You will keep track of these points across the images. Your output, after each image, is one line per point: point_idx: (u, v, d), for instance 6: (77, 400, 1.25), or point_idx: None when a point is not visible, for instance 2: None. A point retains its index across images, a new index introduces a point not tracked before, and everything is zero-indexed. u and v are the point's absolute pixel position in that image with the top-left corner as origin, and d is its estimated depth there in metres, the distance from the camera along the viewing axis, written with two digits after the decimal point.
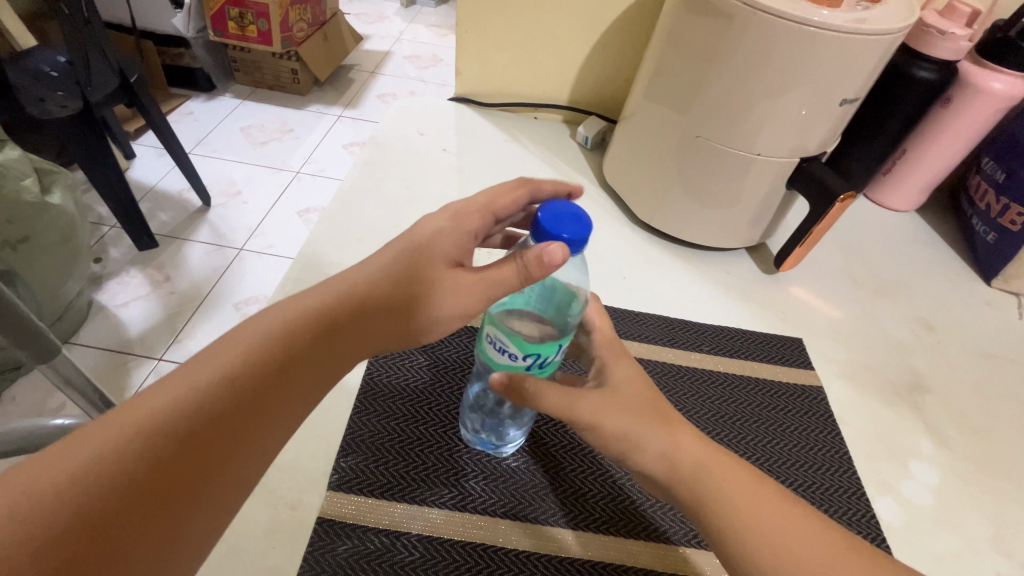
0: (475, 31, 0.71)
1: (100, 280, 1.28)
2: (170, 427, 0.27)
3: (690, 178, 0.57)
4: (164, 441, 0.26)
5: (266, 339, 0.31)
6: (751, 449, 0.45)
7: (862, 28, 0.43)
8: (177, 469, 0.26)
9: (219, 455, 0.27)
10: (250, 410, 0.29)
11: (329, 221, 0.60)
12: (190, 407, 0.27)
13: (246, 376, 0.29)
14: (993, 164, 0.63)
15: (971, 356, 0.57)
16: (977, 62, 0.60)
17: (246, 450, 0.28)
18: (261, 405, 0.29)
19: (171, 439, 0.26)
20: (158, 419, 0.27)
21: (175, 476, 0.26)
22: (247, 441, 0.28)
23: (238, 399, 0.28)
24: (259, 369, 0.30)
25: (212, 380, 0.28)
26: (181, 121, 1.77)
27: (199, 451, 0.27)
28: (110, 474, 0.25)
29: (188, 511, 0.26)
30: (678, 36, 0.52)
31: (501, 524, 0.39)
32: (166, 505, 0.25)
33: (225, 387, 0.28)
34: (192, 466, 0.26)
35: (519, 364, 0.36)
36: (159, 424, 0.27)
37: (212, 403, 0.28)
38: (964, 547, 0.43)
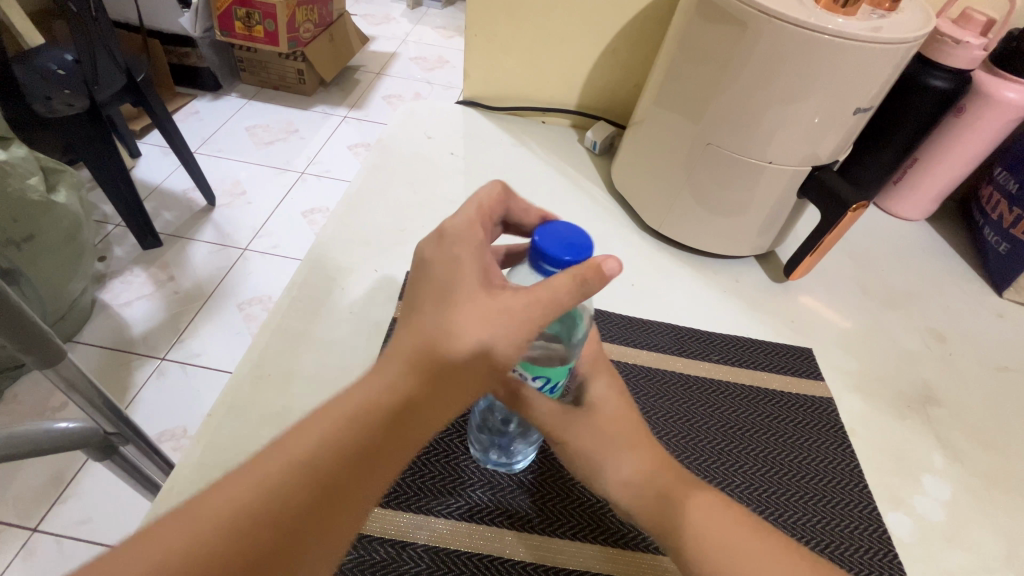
0: (483, 35, 0.70)
1: (104, 279, 1.28)
2: (257, 511, 0.24)
3: (700, 185, 0.57)
4: (292, 483, 0.25)
5: (358, 400, 0.27)
6: (760, 461, 0.45)
7: (877, 36, 0.43)
8: (305, 510, 0.25)
9: (346, 495, 0.26)
10: (374, 444, 0.27)
11: (335, 224, 0.59)
12: (279, 485, 0.25)
13: (369, 411, 0.27)
14: (1006, 175, 0.62)
15: (984, 369, 0.57)
16: (991, 72, 0.59)
17: (369, 486, 0.27)
18: (387, 437, 0.27)
19: (262, 524, 0.24)
20: (288, 456, 0.26)
21: (260, 560, 0.24)
22: (371, 476, 0.27)
23: (364, 434, 0.27)
24: (381, 400, 0.27)
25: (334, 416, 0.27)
26: (186, 121, 1.77)
27: (329, 491, 0.26)
28: (239, 519, 0.24)
29: (314, 548, 0.25)
30: (690, 43, 0.51)
31: (507, 536, 0.38)
32: (292, 546, 0.25)
33: (328, 446, 0.26)
34: (316, 510, 0.25)
35: (530, 385, 0.35)
36: (286, 463, 0.26)
37: (337, 440, 0.26)
38: (978, 565, 0.42)
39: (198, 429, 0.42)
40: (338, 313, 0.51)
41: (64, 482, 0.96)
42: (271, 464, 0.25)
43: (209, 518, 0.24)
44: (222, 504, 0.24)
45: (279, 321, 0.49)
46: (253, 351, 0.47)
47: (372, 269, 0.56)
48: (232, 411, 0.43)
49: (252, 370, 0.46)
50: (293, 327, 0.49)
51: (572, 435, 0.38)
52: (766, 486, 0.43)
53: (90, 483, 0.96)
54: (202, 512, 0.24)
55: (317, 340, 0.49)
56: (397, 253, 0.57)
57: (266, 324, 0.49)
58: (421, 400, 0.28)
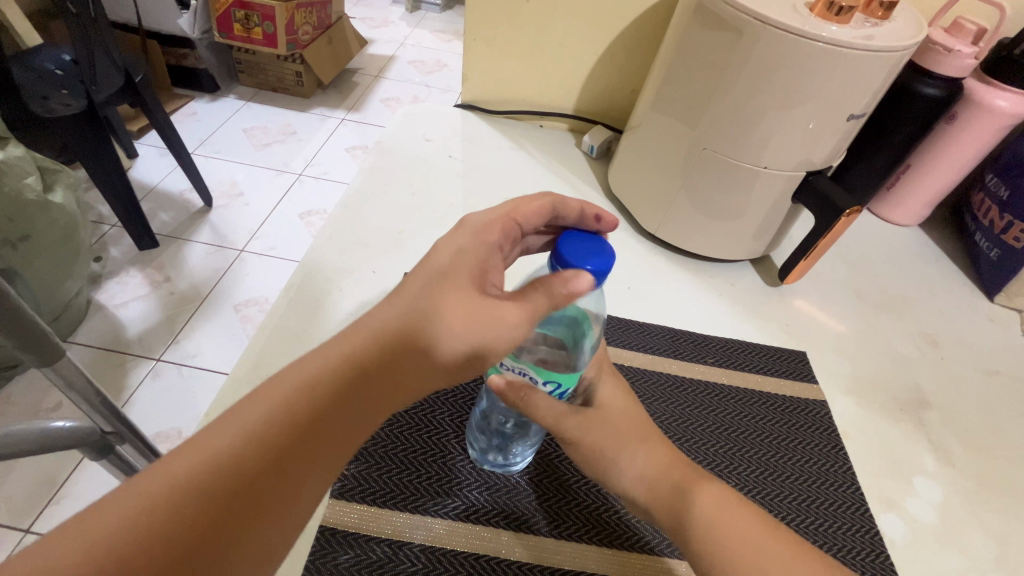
0: (482, 39, 0.71)
1: (99, 280, 1.28)
2: (230, 462, 0.27)
3: (696, 189, 0.57)
4: (219, 473, 0.26)
5: (296, 391, 0.29)
6: (755, 463, 0.45)
7: (870, 44, 0.43)
8: (229, 505, 0.26)
9: (272, 490, 0.27)
10: (301, 442, 0.28)
11: (334, 226, 0.60)
12: (251, 438, 0.27)
13: (303, 404, 0.28)
14: (997, 181, 0.63)
15: (975, 373, 0.57)
16: (982, 80, 0.60)
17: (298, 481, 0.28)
18: (315, 435, 0.28)
19: (230, 474, 0.26)
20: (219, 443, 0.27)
21: (195, 548, 0.25)
22: (299, 473, 0.28)
23: (288, 427, 0.28)
24: (314, 395, 0.29)
25: (268, 407, 0.28)
26: (184, 122, 1.77)
27: (250, 487, 0.26)
28: (169, 503, 0.25)
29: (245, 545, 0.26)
30: (687, 49, 0.52)
31: (504, 536, 0.38)
32: (219, 542, 0.25)
33: (259, 439, 0.27)
34: (241, 504, 0.26)
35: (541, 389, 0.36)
36: (216, 450, 0.27)
37: (263, 432, 0.27)
38: (969, 566, 0.42)
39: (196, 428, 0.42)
40: (336, 314, 0.51)
41: (57, 483, 0.96)
42: (243, 417, 0.28)
43: (164, 483, 0.25)
44: (205, 446, 0.27)
45: (277, 321, 0.50)
46: (251, 351, 0.47)
47: (371, 271, 0.56)
48: None
49: (250, 370, 0.46)
50: (291, 328, 0.49)
51: (569, 436, 0.38)
52: (761, 487, 0.44)
53: (84, 484, 0.96)
54: (178, 464, 0.26)
55: (315, 340, 0.49)
56: (395, 255, 0.58)
57: (264, 324, 0.49)
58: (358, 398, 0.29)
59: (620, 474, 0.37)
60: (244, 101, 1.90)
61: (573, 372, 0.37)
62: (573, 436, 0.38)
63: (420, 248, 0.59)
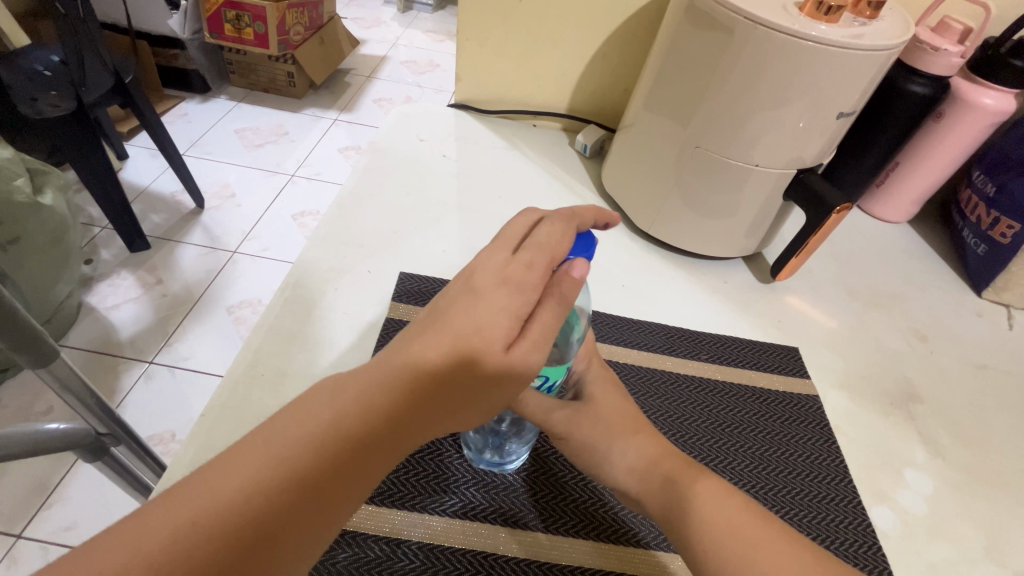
0: (475, 39, 0.71)
1: (90, 282, 1.27)
2: (266, 489, 0.24)
3: (689, 187, 0.58)
4: (274, 480, 0.24)
5: (353, 399, 0.26)
6: (749, 457, 0.46)
7: (858, 43, 0.44)
8: (276, 520, 0.24)
9: (320, 505, 0.25)
10: (356, 455, 0.26)
11: (328, 226, 0.60)
12: (289, 462, 0.24)
13: (359, 414, 0.26)
14: (984, 178, 0.64)
15: (964, 366, 0.58)
16: (968, 78, 0.61)
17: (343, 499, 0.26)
18: (370, 448, 0.26)
19: (263, 503, 0.24)
20: (274, 448, 0.25)
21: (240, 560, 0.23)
22: (344, 490, 0.26)
23: (345, 440, 0.26)
24: (373, 406, 0.27)
25: (326, 414, 0.26)
26: (175, 123, 1.76)
27: (301, 499, 0.24)
28: (216, 513, 0.23)
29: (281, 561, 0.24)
30: (679, 48, 0.53)
31: (501, 533, 0.39)
32: (263, 555, 0.23)
33: (316, 449, 0.25)
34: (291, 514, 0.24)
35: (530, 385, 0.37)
36: (270, 457, 0.24)
37: (320, 442, 0.25)
38: (960, 557, 0.43)
39: (191, 429, 0.42)
40: (331, 314, 0.51)
41: (48, 487, 0.95)
42: (302, 424, 0.25)
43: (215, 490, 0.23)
44: (230, 475, 0.24)
45: (272, 321, 0.49)
46: (247, 351, 0.47)
47: (365, 271, 0.56)
48: (226, 411, 0.43)
49: (245, 370, 0.46)
50: (286, 328, 0.49)
51: (565, 432, 0.39)
52: (755, 481, 0.44)
53: (75, 488, 0.95)
54: (230, 472, 0.24)
55: (311, 340, 0.49)
56: (389, 255, 0.58)
57: (259, 324, 0.49)
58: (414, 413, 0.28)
59: (614, 468, 0.38)
60: (235, 102, 1.89)
61: (563, 365, 0.37)
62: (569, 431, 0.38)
63: (415, 247, 0.59)
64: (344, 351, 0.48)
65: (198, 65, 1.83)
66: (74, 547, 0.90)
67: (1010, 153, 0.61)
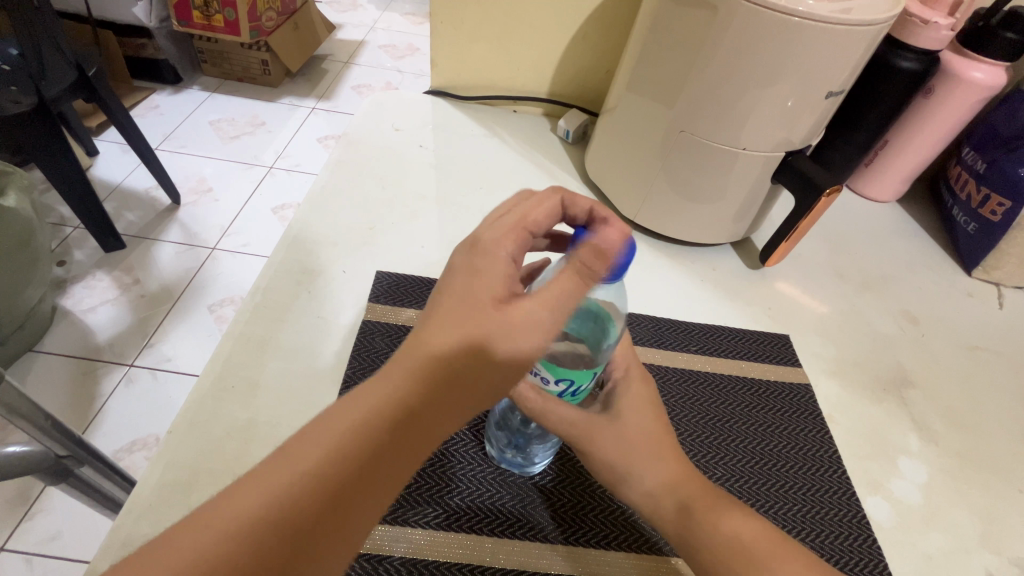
0: (449, 21, 0.68)
1: (64, 285, 1.23)
2: (302, 496, 0.25)
3: (674, 172, 0.56)
4: (315, 480, 0.26)
5: (388, 394, 0.28)
6: (740, 452, 0.45)
7: (847, 18, 0.42)
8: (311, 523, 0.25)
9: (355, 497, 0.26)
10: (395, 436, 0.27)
11: (301, 222, 0.57)
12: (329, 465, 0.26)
13: (399, 400, 0.28)
14: (974, 154, 0.63)
15: (957, 349, 0.57)
16: (958, 52, 0.59)
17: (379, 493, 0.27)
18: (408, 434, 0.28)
19: (300, 506, 0.25)
20: (310, 450, 0.26)
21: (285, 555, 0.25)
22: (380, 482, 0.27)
23: (383, 423, 0.27)
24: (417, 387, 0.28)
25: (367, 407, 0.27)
26: (146, 115, 1.70)
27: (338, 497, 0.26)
28: (255, 518, 0.24)
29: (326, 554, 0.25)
30: (662, 27, 0.50)
31: (487, 544, 0.37)
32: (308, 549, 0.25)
33: (354, 442, 0.27)
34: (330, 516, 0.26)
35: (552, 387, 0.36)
36: (307, 458, 0.26)
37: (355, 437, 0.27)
38: (953, 544, 0.43)
39: (159, 446, 0.40)
40: (306, 317, 0.49)
41: (30, 496, 0.93)
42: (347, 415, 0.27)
43: (256, 492, 0.25)
44: (269, 480, 0.25)
45: (242, 327, 0.47)
46: (216, 361, 0.45)
47: (342, 270, 0.54)
48: (194, 428, 0.41)
49: (214, 383, 0.44)
50: (258, 333, 0.47)
51: (574, 446, 0.38)
52: (746, 478, 0.43)
53: (58, 497, 0.93)
54: (263, 478, 0.25)
55: (284, 348, 0.47)
56: (367, 252, 0.56)
57: (228, 332, 0.47)
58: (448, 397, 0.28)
59: (631, 488, 0.37)
60: (208, 93, 1.83)
61: (591, 371, 0.35)
62: (591, 441, 0.37)
63: (392, 245, 0.57)
64: (321, 358, 0.46)
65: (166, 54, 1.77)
66: (58, 558, 0.88)
67: (1001, 129, 0.60)
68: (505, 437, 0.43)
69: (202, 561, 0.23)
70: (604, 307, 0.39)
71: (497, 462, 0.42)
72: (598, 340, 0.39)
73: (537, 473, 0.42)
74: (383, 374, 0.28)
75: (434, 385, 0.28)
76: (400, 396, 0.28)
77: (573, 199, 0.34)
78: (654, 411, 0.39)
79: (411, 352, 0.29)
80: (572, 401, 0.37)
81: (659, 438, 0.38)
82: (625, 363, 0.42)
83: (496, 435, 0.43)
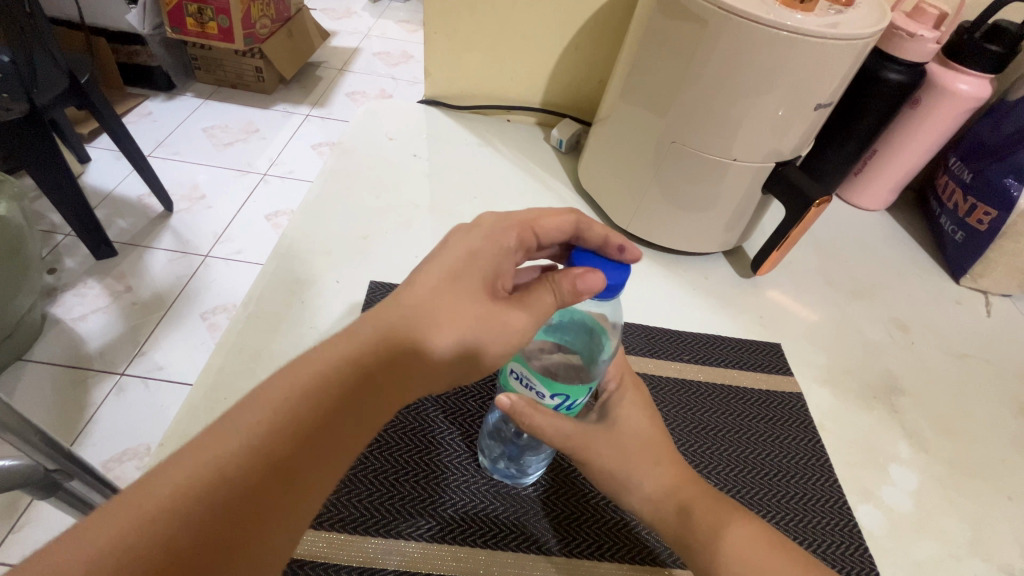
0: (443, 31, 0.68)
1: (54, 293, 1.22)
2: (245, 468, 0.26)
3: (667, 183, 0.56)
4: (261, 451, 0.26)
5: (336, 366, 0.29)
6: (733, 461, 0.45)
7: (834, 32, 0.43)
8: (254, 496, 0.25)
9: (299, 471, 0.27)
10: (341, 413, 0.28)
11: (295, 231, 0.57)
12: (269, 436, 0.26)
13: (340, 375, 0.29)
14: (960, 164, 0.64)
15: (945, 356, 0.58)
16: (944, 64, 0.60)
17: (319, 469, 0.27)
18: (353, 411, 0.29)
19: (244, 477, 0.25)
20: (258, 420, 0.27)
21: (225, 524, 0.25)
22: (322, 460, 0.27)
23: (327, 399, 0.28)
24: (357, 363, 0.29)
25: (311, 380, 0.28)
26: (139, 122, 1.70)
27: (282, 471, 0.26)
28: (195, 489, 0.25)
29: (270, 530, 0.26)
30: (653, 39, 0.50)
31: (480, 555, 0.37)
32: (252, 522, 0.25)
33: (297, 415, 0.27)
34: (273, 489, 0.26)
35: (546, 401, 0.35)
36: (249, 430, 0.26)
37: (299, 415, 0.27)
38: (944, 551, 0.43)
39: (149, 459, 0.39)
40: (299, 327, 0.49)
41: (18, 509, 0.92)
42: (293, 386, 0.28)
43: (201, 463, 0.25)
44: (211, 450, 0.26)
45: (235, 338, 0.47)
46: (208, 374, 0.44)
47: (335, 280, 0.54)
48: (184, 440, 0.41)
49: (206, 394, 0.43)
50: (251, 344, 0.47)
51: (569, 457, 0.38)
52: (740, 488, 0.43)
53: (46, 509, 0.92)
54: (206, 450, 0.26)
55: (277, 358, 0.47)
56: (360, 261, 0.56)
57: (221, 342, 0.47)
58: (390, 376, 0.30)
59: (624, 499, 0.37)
60: (202, 99, 1.83)
61: (586, 387, 0.35)
62: (586, 452, 0.37)
63: (386, 255, 0.57)
64: None
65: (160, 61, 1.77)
66: None
67: (986, 139, 0.61)
68: (498, 447, 0.44)
69: (147, 525, 0.23)
70: (597, 321, 0.39)
71: (490, 473, 0.42)
72: (593, 354, 0.39)
73: (531, 484, 0.42)
74: (322, 354, 0.29)
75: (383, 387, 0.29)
76: (345, 372, 0.29)
77: (588, 227, 0.40)
78: (648, 421, 0.39)
79: (355, 334, 0.30)
80: (560, 416, 0.37)
81: (652, 449, 0.38)
82: (620, 374, 0.42)
83: (488, 445, 0.43)
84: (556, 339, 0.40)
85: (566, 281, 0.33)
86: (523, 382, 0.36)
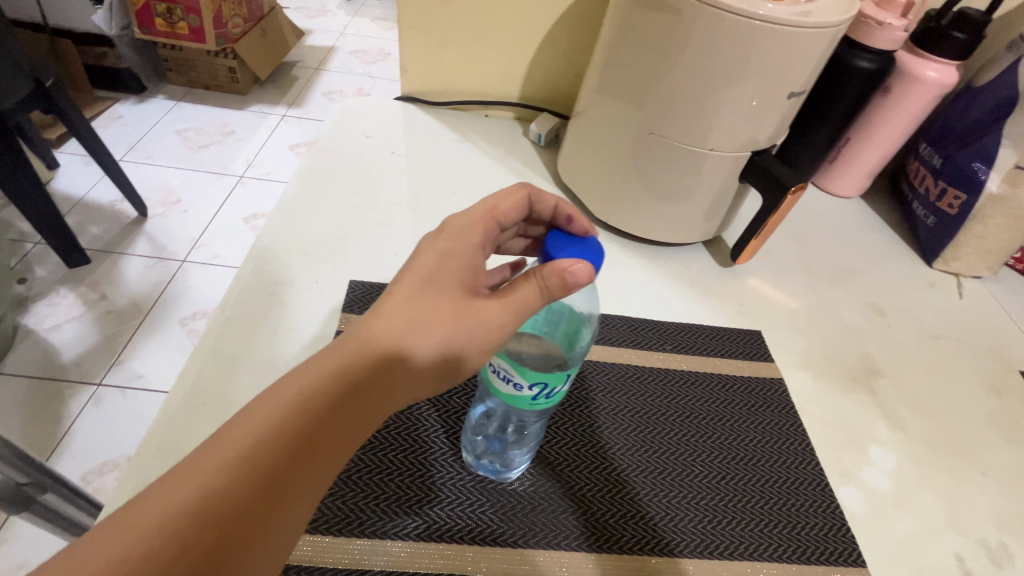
0: (418, 27, 0.67)
1: (25, 303, 1.18)
2: (243, 478, 0.26)
3: (645, 174, 0.56)
4: (256, 460, 0.26)
5: (324, 373, 0.29)
6: (717, 448, 0.45)
7: (806, 20, 0.43)
8: (251, 503, 0.26)
9: (293, 477, 0.27)
10: (333, 419, 0.28)
11: (270, 232, 0.56)
12: (263, 447, 0.27)
13: (330, 381, 0.29)
14: (930, 150, 0.65)
15: (921, 338, 0.59)
16: (912, 52, 0.61)
17: (314, 472, 0.28)
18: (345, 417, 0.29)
19: (243, 488, 0.26)
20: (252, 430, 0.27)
21: (226, 535, 0.25)
22: (315, 464, 0.28)
23: (319, 406, 0.28)
24: (347, 370, 0.29)
25: (302, 389, 0.28)
26: (109, 126, 1.65)
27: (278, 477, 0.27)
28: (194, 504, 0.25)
29: (271, 534, 0.26)
30: (628, 30, 0.50)
31: (468, 552, 0.37)
32: (251, 531, 0.26)
33: (290, 424, 0.27)
34: (268, 496, 0.26)
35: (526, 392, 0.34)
36: (249, 438, 0.27)
37: (290, 423, 0.27)
38: (923, 528, 0.44)
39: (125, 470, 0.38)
40: (277, 330, 0.48)
41: None
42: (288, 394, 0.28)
43: (198, 477, 0.26)
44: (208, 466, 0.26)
45: (212, 342, 0.46)
46: (184, 381, 0.43)
47: (314, 281, 0.53)
48: (162, 449, 0.40)
49: (183, 401, 0.42)
50: (228, 348, 0.46)
51: None
52: (725, 474, 0.44)
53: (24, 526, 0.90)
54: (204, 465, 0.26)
55: (256, 362, 0.46)
56: (338, 261, 0.55)
57: (198, 347, 0.46)
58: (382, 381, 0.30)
59: None
60: (174, 102, 1.79)
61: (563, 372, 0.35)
62: None
63: (365, 253, 0.56)
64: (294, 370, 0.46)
65: (129, 62, 1.73)
66: None
67: (954, 125, 0.62)
68: (483, 443, 0.44)
69: (146, 543, 0.24)
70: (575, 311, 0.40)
71: (475, 469, 0.42)
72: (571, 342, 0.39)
73: (516, 479, 0.41)
74: (313, 362, 0.29)
75: (349, 385, 0.29)
76: (338, 380, 0.29)
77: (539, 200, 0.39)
78: None
79: (344, 340, 0.30)
80: (544, 410, 0.37)
81: None
82: None
83: (473, 442, 0.44)
84: (535, 330, 0.40)
85: (556, 277, 0.31)
86: (501, 375, 0.35)
